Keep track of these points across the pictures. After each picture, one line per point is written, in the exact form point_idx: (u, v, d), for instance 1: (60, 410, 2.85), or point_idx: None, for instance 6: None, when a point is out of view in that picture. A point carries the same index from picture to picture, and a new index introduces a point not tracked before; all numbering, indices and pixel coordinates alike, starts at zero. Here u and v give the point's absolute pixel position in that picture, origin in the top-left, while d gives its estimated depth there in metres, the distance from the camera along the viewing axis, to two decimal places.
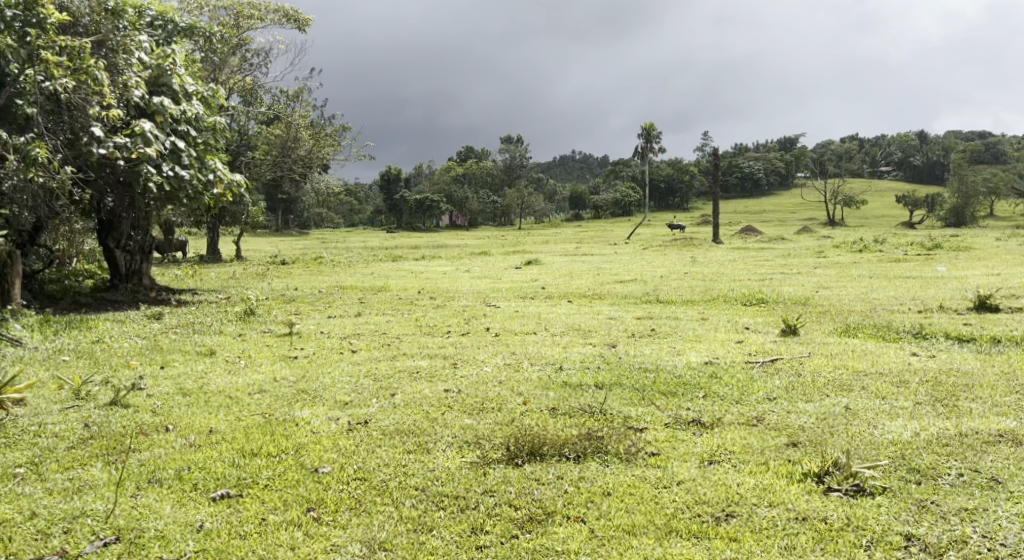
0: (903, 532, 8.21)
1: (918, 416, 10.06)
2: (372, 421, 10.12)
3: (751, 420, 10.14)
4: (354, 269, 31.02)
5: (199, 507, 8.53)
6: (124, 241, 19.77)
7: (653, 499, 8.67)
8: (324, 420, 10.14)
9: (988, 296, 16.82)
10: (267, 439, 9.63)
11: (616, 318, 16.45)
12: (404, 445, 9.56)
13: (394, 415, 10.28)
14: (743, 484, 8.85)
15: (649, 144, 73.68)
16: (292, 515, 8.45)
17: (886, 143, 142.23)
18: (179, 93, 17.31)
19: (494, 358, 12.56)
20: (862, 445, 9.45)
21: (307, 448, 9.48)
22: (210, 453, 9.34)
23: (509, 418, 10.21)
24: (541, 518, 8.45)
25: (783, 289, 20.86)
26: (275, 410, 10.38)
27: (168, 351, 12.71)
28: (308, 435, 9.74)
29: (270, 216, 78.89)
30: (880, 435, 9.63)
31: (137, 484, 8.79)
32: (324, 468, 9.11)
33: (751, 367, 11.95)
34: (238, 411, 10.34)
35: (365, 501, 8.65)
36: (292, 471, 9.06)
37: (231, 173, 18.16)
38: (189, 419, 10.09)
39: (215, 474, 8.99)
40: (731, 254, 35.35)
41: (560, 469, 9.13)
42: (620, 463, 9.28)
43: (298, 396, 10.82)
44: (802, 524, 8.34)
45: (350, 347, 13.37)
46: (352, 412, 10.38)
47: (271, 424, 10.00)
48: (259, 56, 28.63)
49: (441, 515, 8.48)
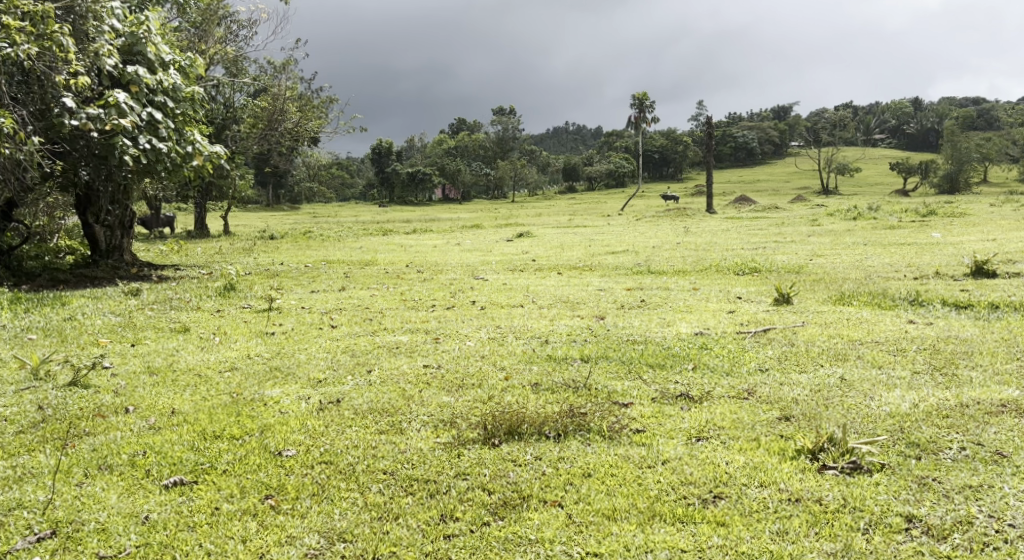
0: (903, 513, 7.87)
1: (916, 386, 9.71)
2: (344, 400, 9.73)
3: (742, 393, 9.79)
4: (343, 242, 30.55)
5: (148, 497, 8.16)
6: (102, 216, 19.20)
7: (636, 480, 8.34)
8: (294, 399, 9.77)
9: (985, 261, 16.47)
10: (231, 420, 9.26)
11: (605, 290, 16.06)
12: (376, 425, 9.20)
13: (369, 393, 9.90)
14: (733, 462, 8.51)
15: (642, 113, 72.89)
16: (248, 504, 8.09)
17: (879, 111, 141.49)
18: (153, 63, 16.85)
19: (477, 332, 12.16)
20: (858, 418, 9.11)
21: (272, 429, 9.11)
22: (168, 436, 8.97)
23: (489, 395, 9.84)
24: (516, 502, 8.11)
25: (778, 257, 20.48)
26: (244, 389, 9.99)
27: (141, 328, 12.31)
28: (275, 416, 9.37)
29: (260, 191, 78.10)
30: (877, 407, 9.29)
31: (85, 472, 8.43)
32: (288, 451, 8.75)
33: (743, 337, 11.58)
34: (205, 390, 9.95)
35: (329, 488, 8.29)
36: (255, 455, 8.69)
37: (212, 145, 17.67)
38: (152, 400, 9.71)
39: (170, 459, 8.63)
40: (725, 223, 34.92)
41: (539, 449, 8.78)
42: (603, 441, 8.93)
43: (269, 373, 10.44)
44: (795, 506, 8.00)
45: (330, 322, 12.98)
46: (325, 390, 10.01)
47: (238, 404, 9.62)
48: (243, 26, 28.08)
49: (409, 502, 8.12)
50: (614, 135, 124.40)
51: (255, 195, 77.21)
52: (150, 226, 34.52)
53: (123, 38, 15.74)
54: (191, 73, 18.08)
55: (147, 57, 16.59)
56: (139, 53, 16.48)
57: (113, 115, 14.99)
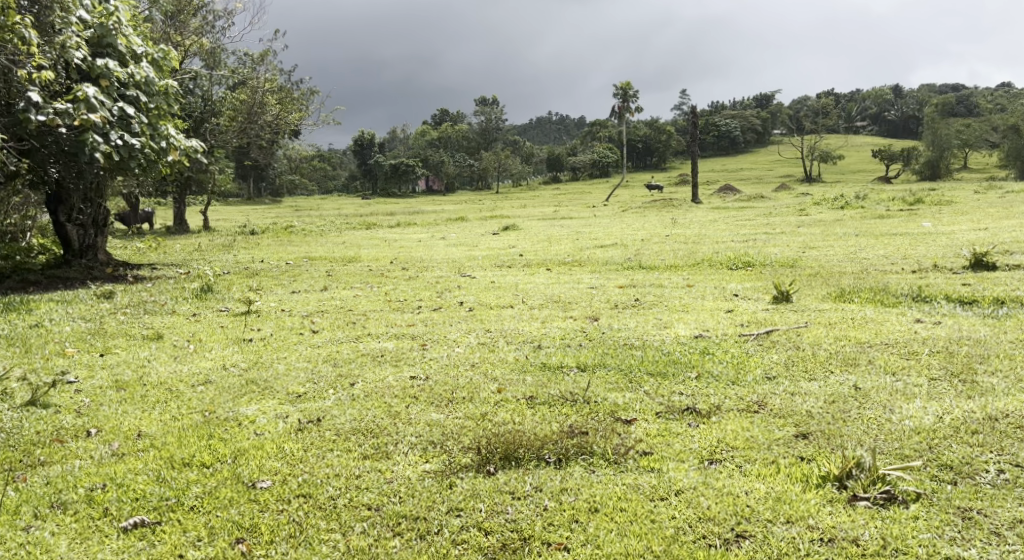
0: (952, 556, 7.47)
1: (937, 396, 9.28)
2: (326, 418, 9.17)
3: (753, 406, 9.32)
4: (325, 237, 29.96)
5: (104, 543, 7.64)
6: (75, 215, 18.55)
7: (649, 517, 7.87)
8: (271, 417, 9.21)
9: (984, 253, 16.02)
10: (202, 444, 8.70)
11: (597, 287, 15.54)
12: (360, 449, 8.66)
13: (353, 409, 9.36)
14: (753, 492, 8.06)
15: (626, 103, 72.27)
16: (217, 549, 7.59)
17: (862, 99, 141.48)
18: (124, 56, 16.24)
19: (466, 337, 11.61)
20: (880, 436, 8.67)
21: (246, 455, 8.55)
22: (132, 465, 8.41)
23: (482, 410, 9.31)
24: (517, 545, 7.64)
25: (770, 251, 19.99)
26: (217, 406, 9.41)
27: (111, 336, 11.68)
28: (249, 438, 8.81)
29: (241, 184, 77.19)
30: (899, 422, 8.85)
31: (35, 511, 7.88)
32: (262, 483, 8.20)
33: (745, 340, 11.08)
34: (175, 408, 9.38)
35: (308, 528, 7.77)
36: (226, 487, 8.15)
37: (187, 139, 17.19)
38: (117, 421, 9.12)
39: (133, 494, 8.08)
40: (712, 213, 34.47)
41: (538, 478, 8.27)
42: (608, 467, 8.46)
43: (245, 388, 9.85)
44: (829, 547, 7.59)
45: (312, 327, 12.39)
46: (304, 407, 9.44)
47: (209, 424, 9.05)
48: (220, 17, 27.35)
49: (396, 545, 7.63)
50: (597, 125, 123.92)
51: (236, 188, 76.07)
52: (128, 221, 33.82)
53: (92, 30, 15.24)
54: (164, 67, 17.44)
55: (118, 49, 16.01)
56: (109, 45, 15.89)
57: (82, 110, 14.48)
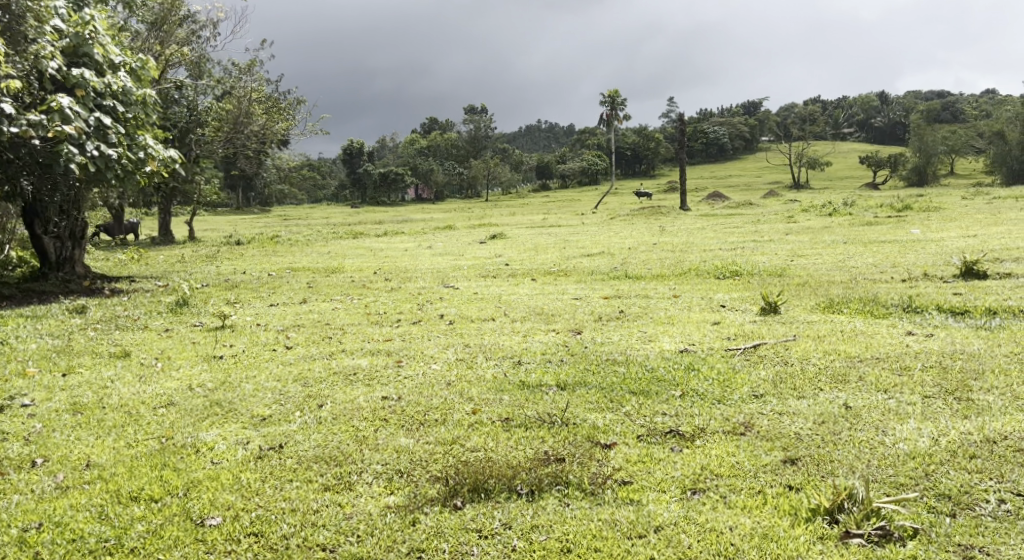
0: None
1: (931, 416, 8.97)
2: (288, 445, 8.85)
3: (738, 428, 8.99)
4: (310, 247, 29.57)
5: None
6: (50, 227, 18.16)
7: (625, 556, 7.55)
8: (230, 444, 8.87)
9: (975, 261, 15.76)
10: (154, 475, 8.37)
11: (582, 298, 15.19)
12: (321, 480, 8.34)
13: (318, 434, 9.03)
14: (737, 528, 7.74)
15: (614, 110, 72.12)
16: None
17: (849, 106, 142.02)
18: (101, 65, 15.94)
19: (445, 353, 11.24)
20: (872, 461, 8.35)
21: (198, 488, 8.23)
22: (75, 499, 8.07)
23: (454, 435, 8.98)
24: None
25: (758, 259, 19.71)
26: (176, 432, 9.07)
27: (77, 354, 11.28)
28: (204, 468, 8.49)
29: (229, 194, 76.71)
30: (892, 446, 8.54)
31: None
32: (211, 520, 7.88)
33: (732, 354, 10.75)
34: (131, 434, 9.03)
35: None
36: (172, 524, 7.82)
37: (165, 150, 16.88)
38: (67, 449, 8.77)
39: (70, 533, 7.73)
40: (700, 221, 34.24)
41: (508, 513, 7.95)
42: (583, 499, 8.14)
43: (208, 410, 9.50)
44: None
45: (285, 342, 12.00)
46: (267, 431, 9.11)
47: (164, 453, 8.71)
48: (203, 26, 27.02)
49: None
50: (587, 132, 123.76)
51: (224, 197, 75.52)
52: (112, 232, 33.31)
53: (66, 40, 14.95)
54: (142, 76, 17.12)
55: (94, 58, 15.72)
56: (85, 54, 15.57)
57: (55, 121, 14.17)
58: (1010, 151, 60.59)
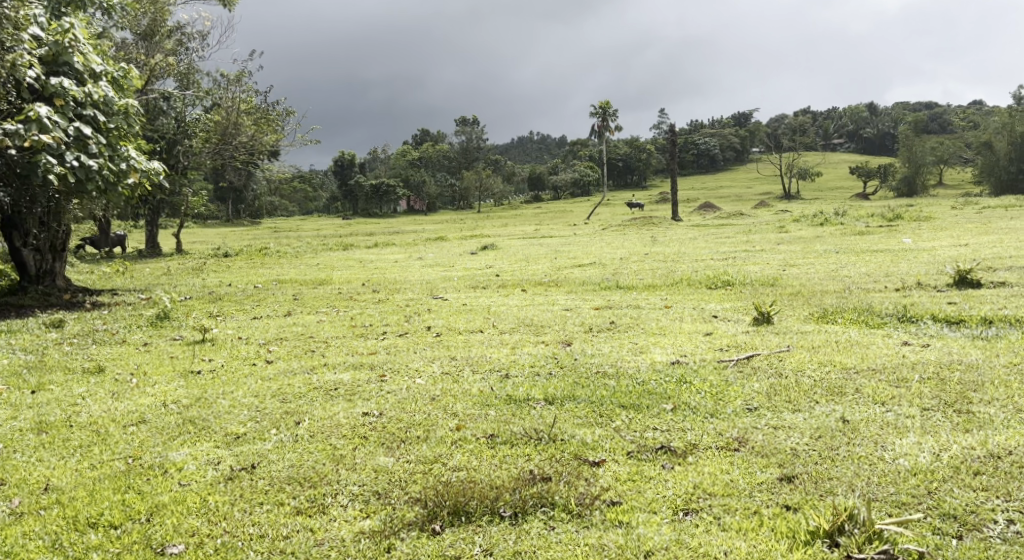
0: None
1: (932, 430, 8.71)
2: (261, 465, 8.56)
3: (732, 443, 8.72)
4: (299, 259, 29.27)
5: None
6: (31, 239, 17.82)
7: None
8: (201, 464, 8.59)
9: (968, 270, 15.55)
10: (116, 499, 8.09)
11: (572, 310, 14.91)
12: (293, 503, 8.07)
13: (293, 453, 8.74)
14: (731, 552, 7.48)
15: (605, 121, 72.01)
16: None
17: (839, 117, 142.62)
18: (81, 74, 15.64)
19: (429, 366, 10.93)
20: (872, 479, 8.09)
21: (163, 512, 7.97)
22: (29, 527, 7.81)
23: (435, 454, 8.70)
24: None
25: (750, 269, 19.47)
26: (144, 452, 8.78)
27: (50, 370, 10.94)
28: (171, 490, 8.22)
29: (219, 207, 76.23)
30: (892, 462, 8.28)
31: None
32: (173, 547, 7.63)
33: (724, 367, 10.47)
34: (96, 454, 8.74)
35: None
36: (131, 553, 7.57)
37: (148, 161, 16.54)
38: (28, 471, 8.49)
39: None
40: (692, 231, 34.06)
41: (490, 539, 7.70)
42: (569, 521, 7.87)
43: (180, 428, 9.20)
44: None
45: (267, 356, 11.68)
46: (240, 450, 8.82)
47: (129, 474, 8.43)
48: (192, 38, 26.74)
49: None
50: (578, 144, 123.72)
51: (214, 209, 74.98)
52: (99, 245, 32.89)
53: (45, 48, 14.67)
54: (125, 86, 16.83)
55: (74, 67, 15.44)
56: (65, 63, 15.28)
57: (33, 131, 13.85)
58: (997, 162, 60.70)
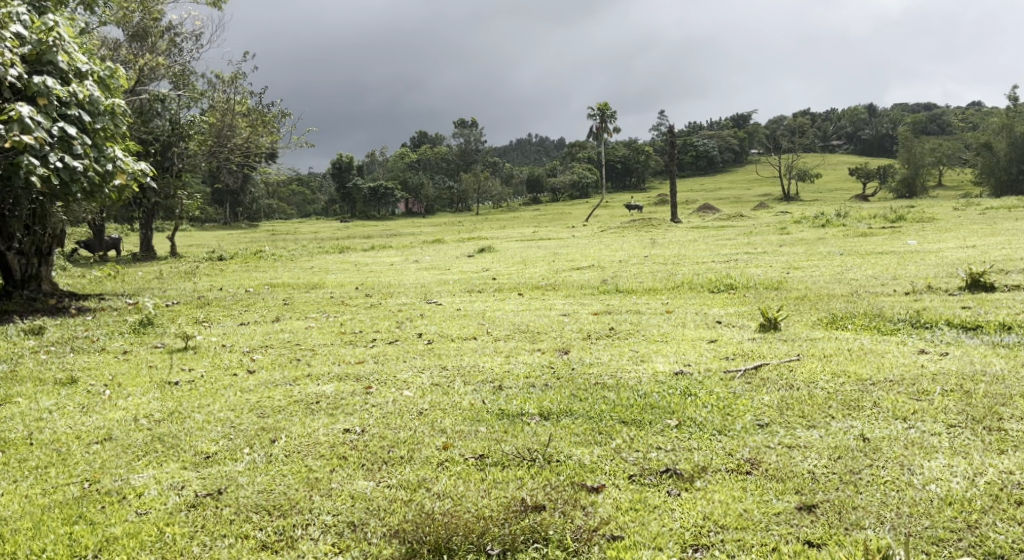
0: None
1: (963, 450, 8.20)
2: (227, 490, 8.04)
3: (743, 466, 8.18)
4: (292, 262, 28.70)
5: None
6: (17, 243, 17.27)
7: None
8: (162, 488, 8.07)
9: (981, 273, 15.00)
10: (63, 531, 7.58)
11: (569, 315, 14.33)
12: (259, 535, 7.57)
13: (263, 476, 8.20)
14: None
15: (604, 124, 71.63)
16: None
17: (839, 119, 142.26)
18: (66, 73, 15.09)
19: (419, 378, 10.36)
20: (902, 509, 7.58)
21: (114, 547, 7.47)
22: None
23: (420, 478, 8.15)
24: None
25: (753, 271, 18.95)
26: (104, 474, 8.26)
27: (20, 381, 10.39)
28: (127, 520, 7.70)
29: (217, 211, 75.58)
30: (923, 488, 7.77)
31: None
32: None
33: (731, 377, 9.91)
34: (52, 477, 8.22)
35: None
36: None
37: (135, 162, 15.99)
38: None
39: None
40: (691, 233, 33.55)
41: None
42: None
43: (146, 447, 8.67)
44: None
45: (248, 366, 11.11)
46: (207, 472, 8.28)
47: (83, 501, 7.90)
48: (186, 39, 26.18)
49: None
50: (577, 146, 123.19)
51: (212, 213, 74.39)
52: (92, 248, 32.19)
53: (28, 47, 14.09)
54: (112, 86, 16.26)
55: (58, 66, 14.89)
56: (49, 62, 14.73)
57: (15, 131, 13.18)
58: (998, 162, 60.20)
